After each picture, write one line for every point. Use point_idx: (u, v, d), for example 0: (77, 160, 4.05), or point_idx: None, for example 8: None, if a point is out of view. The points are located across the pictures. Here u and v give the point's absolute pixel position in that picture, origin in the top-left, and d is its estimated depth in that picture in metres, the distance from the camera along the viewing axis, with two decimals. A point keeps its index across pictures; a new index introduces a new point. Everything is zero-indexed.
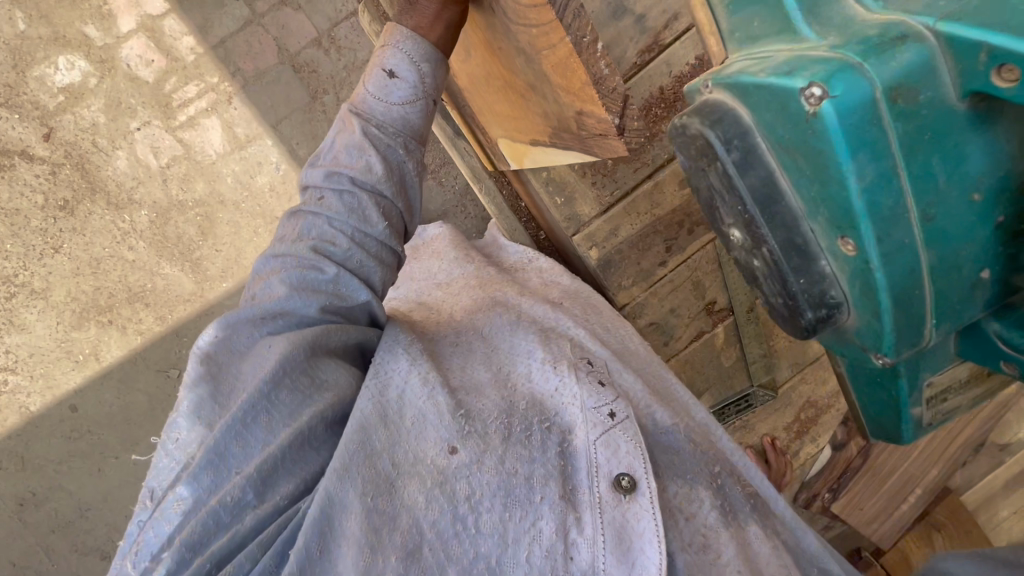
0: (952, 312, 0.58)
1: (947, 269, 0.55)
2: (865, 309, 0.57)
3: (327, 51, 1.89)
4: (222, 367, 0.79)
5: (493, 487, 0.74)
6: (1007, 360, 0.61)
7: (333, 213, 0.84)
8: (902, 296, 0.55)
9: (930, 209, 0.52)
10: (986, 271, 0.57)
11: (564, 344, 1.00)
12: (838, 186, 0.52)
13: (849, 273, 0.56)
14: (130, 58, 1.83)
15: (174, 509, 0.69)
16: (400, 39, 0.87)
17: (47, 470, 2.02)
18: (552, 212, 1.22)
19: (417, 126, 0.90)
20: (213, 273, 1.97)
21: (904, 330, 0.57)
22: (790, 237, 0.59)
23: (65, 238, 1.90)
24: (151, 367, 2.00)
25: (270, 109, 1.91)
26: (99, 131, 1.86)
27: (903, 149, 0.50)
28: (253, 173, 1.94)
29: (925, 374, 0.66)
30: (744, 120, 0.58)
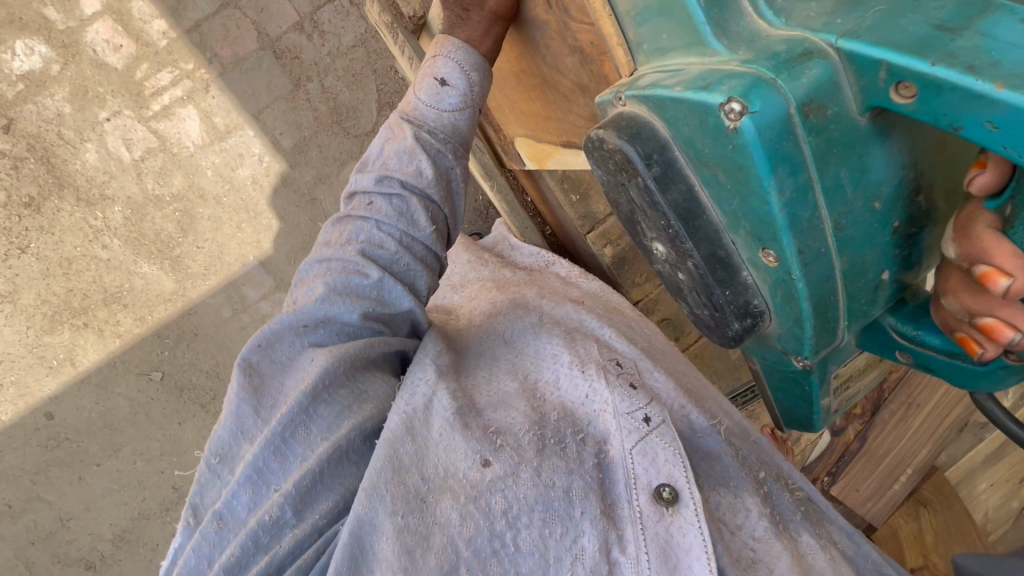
0: (861, 313, 0.67)
1: (856, 273, 0.63)
2: (787, 317, 0.66)
3: (310, 37, 1.80)
4: (264, 379, 0.77)
5: (530, 502, 0.73)
6: (901, 350, 0.73)
7: (382, 217, 0.83)
8: (818, 299, 0.63)
9: (841, 218, 0.59)
10: (886, 273, 0.65)
11: (591, 345, 1.00)
12: (760, 200, 0.58)
13: (770, 282, 0.64)
14: (96, 43, 1.71)
15: (214, 528, 0.69)
16: (451, 49, 0.88)
17: (24, 481, 1.92)
18: (568, 210, 1.23)
19: (465, 132, 0.91)
20: (195, 271, 1.89)
21: (821, 331, 0.66)
22: (714, 250, 0.66)
23: (32, 237, 1.79)
24: (132, 371, 1.91)
25: (251, 98, 1.81)
26: (65, 123, 1.74)
27: (816, 162, 0.56)
28: (234, 166, 1.85)
29: (832, 368, 0.79)
30: (661, 134, 0.64)
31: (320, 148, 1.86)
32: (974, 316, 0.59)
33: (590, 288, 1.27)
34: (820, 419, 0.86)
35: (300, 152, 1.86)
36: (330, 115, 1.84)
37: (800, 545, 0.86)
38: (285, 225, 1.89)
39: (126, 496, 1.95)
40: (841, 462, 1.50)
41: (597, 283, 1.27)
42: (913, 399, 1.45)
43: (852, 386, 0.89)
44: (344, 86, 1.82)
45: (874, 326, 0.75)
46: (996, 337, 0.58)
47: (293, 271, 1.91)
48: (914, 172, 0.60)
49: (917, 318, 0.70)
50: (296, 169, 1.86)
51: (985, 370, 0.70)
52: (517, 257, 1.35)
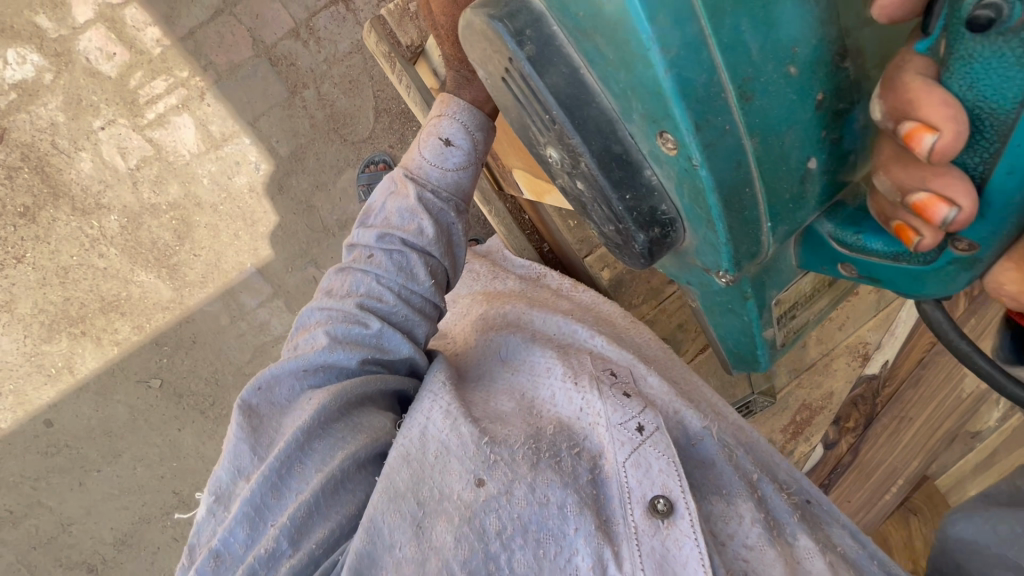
0: (786, 210, 0.67)
1: (770, 156, 0.61)
2: (699, 218, 0.64)
3: (306, 43, 1.78)
4: (263, 420, 0.79)
5: (524, 522, 0.74)
6: (844, 261, 0.76)
7: (382, 271, 0.85)
8: (731, 188, 0.61)
9: (746, 86, 0.57)
10: (811, 160, 0.64)
11: (584, 359, 1.01)
12: (646, 63, 0.55)
13: (674, 176, 0.62)
14: (89, 51, 1.69)
15: (211, 566, 0.70)
16: (456, 109, 0.88)
17: (24, 487, 1.93)
18: (565, 235, 1.28)
19: (468, 188, 0.91)
20: (193, 279, 1.88)
21: (737, 229, 0.64)
22: (610, 145, 0.63)
23: (28, 247, 1.79)
24: (131, 378, 1.92)
25: (246, 106, 1.80)
26: (59, 132, 1.73)
27: (709, 12, 0.54)
28: (231, 174, 1.84)
29: (772, 291, 0.83)
30: (535, 7, 0.61)
31: (317, 156, 1.85)
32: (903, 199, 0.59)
33: (583, 299, 1.27)
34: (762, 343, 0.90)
35: (297, 159, 1.85)
36: (327, 123, 1.83)
37: (796, 550, 0.86)
38: (282, 233, 1.89)
39: (126, 501, 1.96)
40: (835, 475, 1.56)
41: (591, 295, 1.27)
42: (903, 413, 1.48)
43: (799, 315, 0.93)
44: (341, 93, 1.81)
45: (816, 239, 0.77)
46: (931, 210, 0.56)
47: (291, 279, 1.91)
48: (833, 34, 0.58)
49: (858, 223, 0.72)
50: (293, 176, 1.85)
51: (932, 266, 0.69)
52: (509, 266, 1.34)
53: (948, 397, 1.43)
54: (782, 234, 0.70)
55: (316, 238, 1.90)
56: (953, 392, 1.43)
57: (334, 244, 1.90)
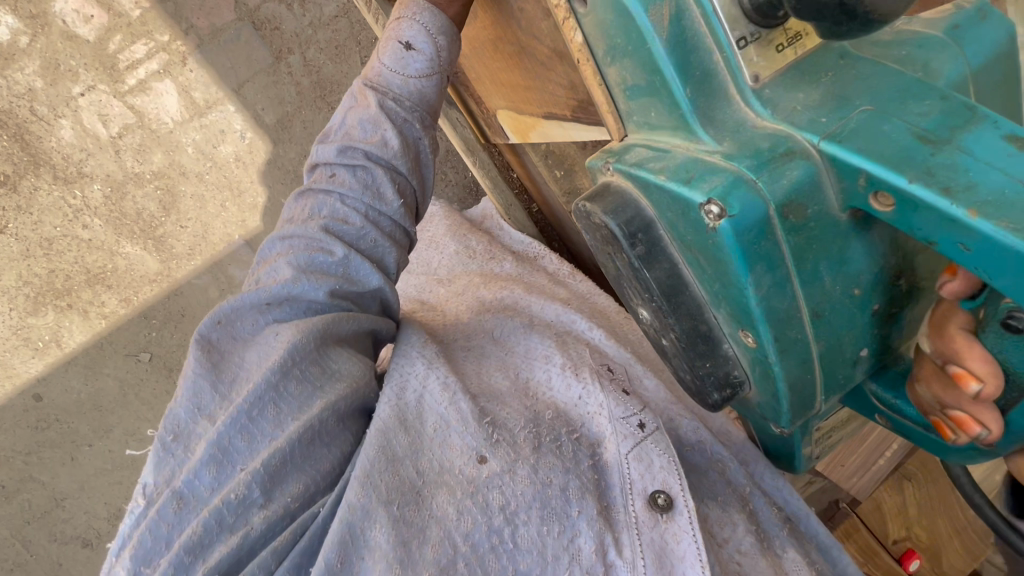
0: (839, 384, 0.72)
1: (832, 352, 0.68)
2: (765, 389, 0.71)
3: (290, 6, 1.72)
4: (224, 356, 0.77)
5: (528, 499, 0.72)
6: (881, 415, 0.80)
7: (346, 190, 0.81)
8: (795, 379, 0.68)
9: (820, 305, 0.64)
10: (865, 350, 0.70)
11: (583, 350, 1.01)
12: (738, 290, 0.62)
13: (752, 359, 0.69)
14: (66, 13, 1.63)
15: (172, 508, 0.67)
16: (417, 11, 0.84)
17: (16, 462, 1.92)
18: (552, 186, 1.22)
19: (433, 99, 0.88)
20: (180, 251, 1.86)
21: (798, 403, 0.70)
22: (697, 324, 0.71)
23: (10, 217, 1.75)
24: (119, 352, 1.90)
25: (230, 72, 1.75)
26: (37, 98, 1.68)
27: (794, 260, 0.61)
28: (216, 143, 1.80)
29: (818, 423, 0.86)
30: (647, 213, 0.69)
31: (303, 124, 1.82)
32: (945, 407, 0.67)
33: (578, 287, 1.29)
34: (801, 462, 0.91)
35: (283, 127, 1.81)
36: (313, 90, 1.79)
37: (782, 562, 0.86)
38: (269, 203, 1.87)
39: (119, 476, 1.95)
40: None
41: (586, 284, 1.28)
42: None
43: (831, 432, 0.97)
44: (327, 59, 1.77)
45: (859, 390, 0.81)
46: (966, 429, 0.65)
47: None
48: (895, 258, 0.65)
49: (897, 389, 0.75)
50: (280, 146, 1.83)
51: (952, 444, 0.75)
52: (505, 239, 1.38)
53: None
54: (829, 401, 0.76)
55: None
56: None
57: None
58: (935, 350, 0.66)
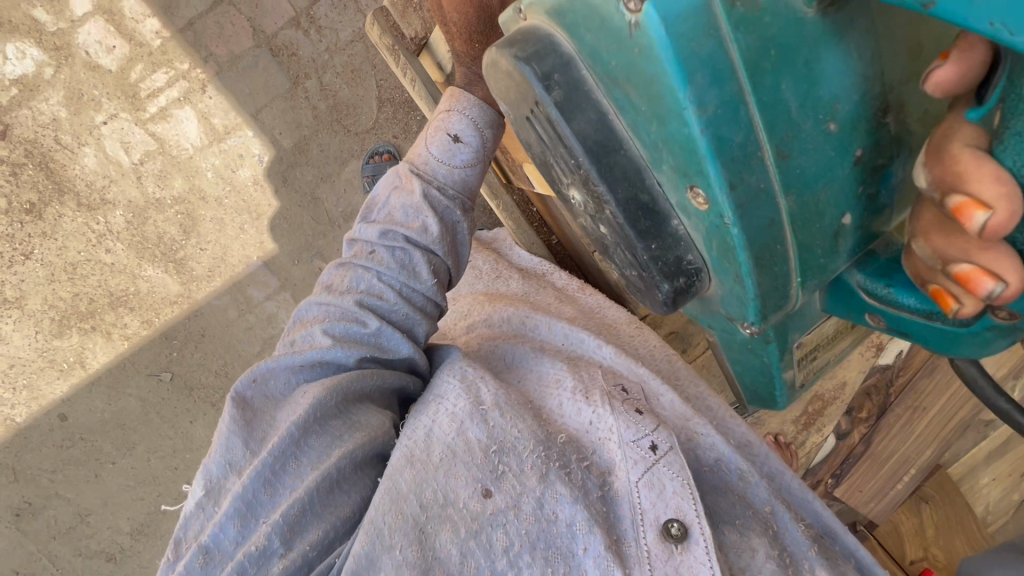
0: (818, 266, 0.62)
1: (804, 213, 0.57)
2: (726, 273, 0.60)
3: (307, 32, 1.75)
4: (256, 414, 0.77)
5: (532, 538, 0.70)
6: (872, 311, 0.72)
7: (384, 267, 0.84)
8: (760, 246, 0.57)
9: (785, 145, 0.54)
10: (847, 216, 0.60)
11: (595, 371, 0.94)
12: (678, 119, 0.52)
13: (704, 230, 0.58)
14: (89, 45, 1.67)
15: (198, 563, 0.66)
16: (466, 105, 0.90)
17: (42, 479, 1.96)
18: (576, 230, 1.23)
19: (475, 185, 0.92)
20: (200, 273, 1.88)
21: (767, 288, 0.60)
22: (637, 192, 0.61)
23: (35, 243, 1.79)
24: (142, 372, 1.93)
25: (248, 97, 1.77)
26: (61, 127, 1.72)
27: (744, 69, 0.51)
28: (235, 167, 1.82)
29: (796, 335, 0.78)
30: (568, 51, 0.60)
31: (320, 147, 1.83)
32: (947, 264, 0.51)
33: (588, 302, 1.23)
34: (780, 386, 0.82)
35: (300, 151, 1.82)
36: (330, 113, 1.80)
37: None
38: (284, 224, 1.87)
39: (141, 492, 1.98)
40: (846, 463, 1.53)
41: (596, 298, 1.23)
42: (918, 402, 1.46)
43: (821, 356, 0.87)
44: (344, 83, 1.78)
45: (844, 287, 0.73)
46: (974, 287, 0.48)
47: (298, 271, 1.90)
48: (879, 87, 0.55)
49: (889, 273, 0.68)
50: (297, 169, 1.83)
51: (969, 330, 0.65)
52: (513, 258, 1.32)
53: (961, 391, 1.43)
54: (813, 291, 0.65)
55: (322, 230, 1.88)
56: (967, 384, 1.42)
57: (340, 236, 1.89)
58: (931, 184, 0.50)
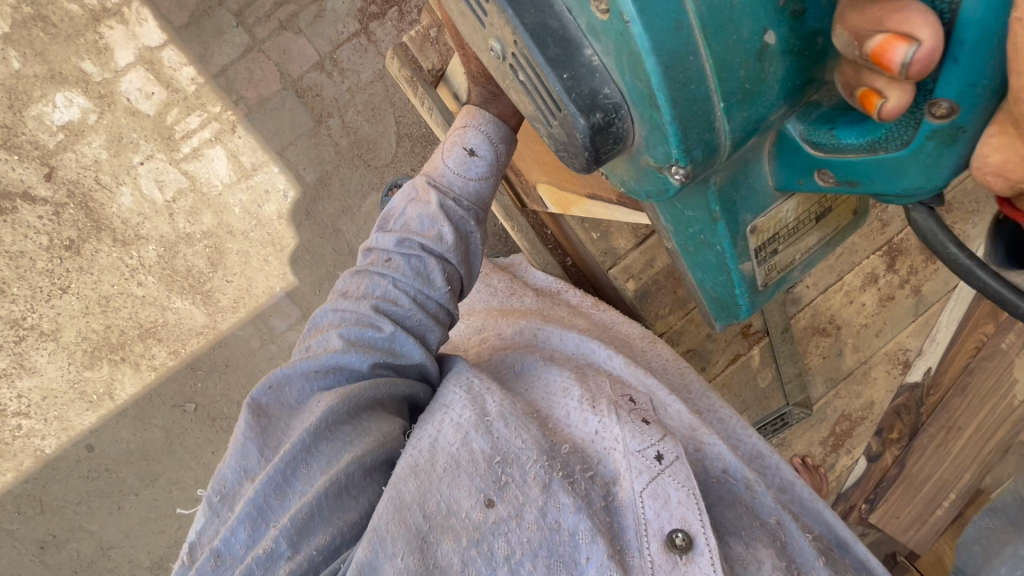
0: (741, 93, 0.59)
1: (718, 21, 0.54)
2: (642, 98, 0.58)
3: (330, 74, 1.84)
4: (272, 422, 0.78)
5: (534, 546, 0.70)
6: (818, 168, 0.68)
7: (399, 275, 0.86)
8: (669, 54, 0.54)
9: None
10: (768, 35, 0.57)
11: (602, 380, 0.95)
12: None
13: (612, 48, 0.56)
14: (130, 92, 1.79)
15: (211, 563, 0.67)
16: (481, 122, 0.92)
17: (67, 511, 1.99)
18: (588, 248, 1.24)
19: (488, 198, 0.95)
20: (225, 304, 1.94)
21: (681, 108, 0.58)
22: (545, 20, 0.59)
23: (72, 278, 1.87)
24: (167, 403, 1.97)
25: (275, 136, 1.87)
26: (102, 168, 1.82)
27: None
28: (261, 202, 1.90)
29: (748, 218, 0.76)
30: None
31: (342, 181, 1.90)
32: (864, 43, 0.52)
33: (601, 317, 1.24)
34: (739, 283, 0.83)
35: (322, 185, 1.90)
36: (351, 149, 1.89)
37: None
38: (305, 256, 1.93)
39: (162, 524, 2.00)
40: (880, 488, 1.48)
41: (609, 313, 1.23)
42: (952, 422, 1.40)
43: (783, 254, 0.84)
44: (364, 120, 1.87)
45: (785, 145, 0.70)
46: (889, 56, 0.50)
47: (319, 302, 1.96)
48: None
49: (833, 119, 0.64)
50: (319, 203, 1.91)
51: (910, 148, 0.60)
52: (529, 279, 1.33)
53: (1000, 407, 1.35)
54: (740, 124, 0.62)
55: (342, 261, 1.94)
56: (1005, 401, 1.35)
57: None
58: None
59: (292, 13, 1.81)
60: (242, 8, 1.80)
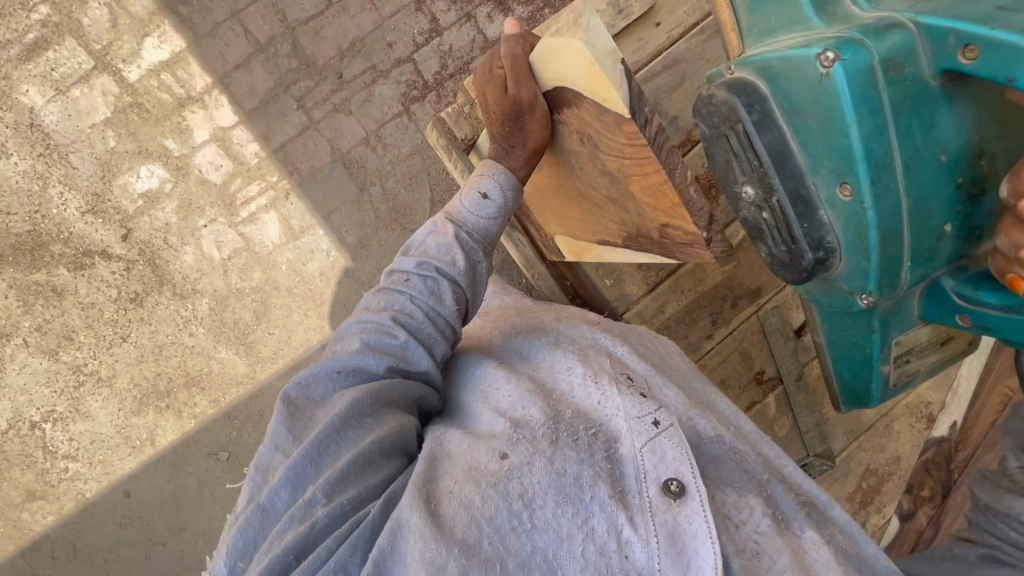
0: (924, 255, 0.87)
1: (921, 213, 0.83)
2: (856, 250, 0.87)
3: (375, 149, 2.07)
4: (301, 412, 0.87)
5: (544, 486, 0.76)
6: (961, 313, 0.93)
7: (416, 292, 0.95)
8: (886, 228, 0.83)
9: (911, 160, 0.80)
10: (949, 224, 0.85)
11: (604, 360, 1.00)
12: (843, 134, 0.79)
13: (844, 216, 0.86)
14: (202, 164, 2.03)
15: (257, 517, 0.74)
16: (494, 171, 1.04)
17: (97, 558, 2.04)
18: (604, 293, 1.41)
19: (497, 234, 1.05)
20: (265, 355, 2.07)
21: (883, 255, 0.86)
22: (799, 188, 0.89)
23: (132, 327, 2.04)
24: (203, 451, 2.06)
25: (322, 202, 2.08)
26: (171, 230, 2.04)
27: (891, 111, 0.78)
28: (306, 261, 2.08)
29: (895, 334, 1.02)
30: (761, 88, 0.88)
31: (379, 243, 2.08)
32: (1018, 248, 0.75)
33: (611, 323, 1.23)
34: (873, 379, 1.09)
35: (362, 247, 2.08)
36: (389, 214, 2.08)
37: None
38: (342, 311, 2.08)
39: None
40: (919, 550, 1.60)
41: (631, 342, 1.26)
42: None
43: (913, 363, 1.09)
44: (403, 188, 2.07)
45: (940, 293, 0.95)
46: None
47: None
48: (979, 140, 0.81)
49: (978, 283, 0.89)
50: (358, 261, 2.08)
51: None
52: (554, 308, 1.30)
53: None
54: (917, 277, 0.89)
55: None
56: None
57: None
58: (1010, 193, 0.72)
59: (345, 98, 2.04)
60: (303, 94, 2.04)
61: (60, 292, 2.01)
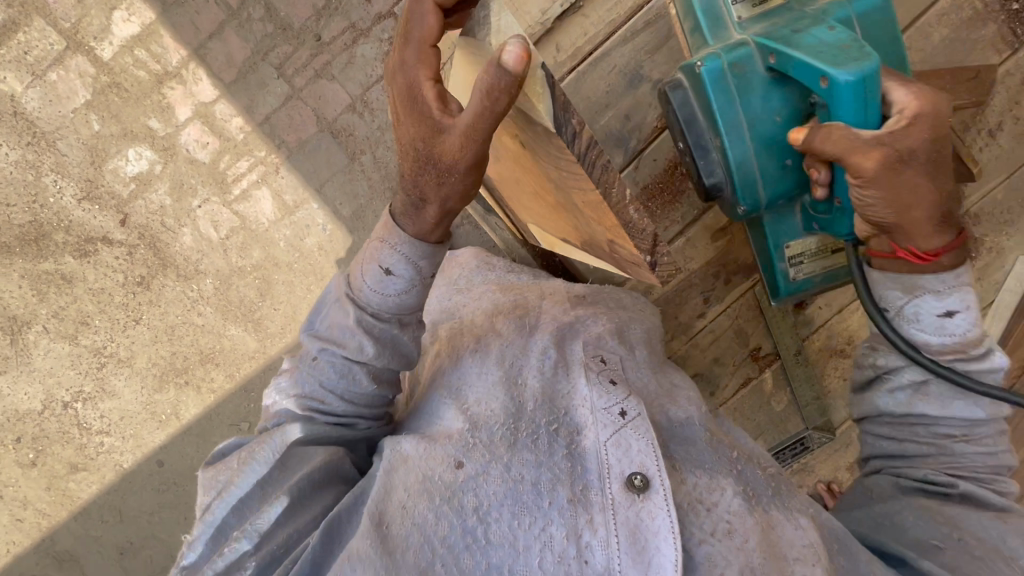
0: (773, 180, 1.28)
1: (767, 155, 1.25)
2: (728, 176, 1.30)
3: (362, 115, 1.97)
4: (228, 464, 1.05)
5: (499, 497, 0.90)
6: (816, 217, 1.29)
7: (326, 377, 1.04)
8: (742, 163, 1.26)
9: (754, 121, 1.23)
10: (790, 161, 1.26)
11: (578, 343, 1.15)
12: (713, 104, 1.22)
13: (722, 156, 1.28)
14: (189, 143, 1.99)
15: (192, 558, 0.98)
16: (399, 240, 0.95)
17: (141, 520, 2.20)
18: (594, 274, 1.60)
19: (413, 305, 1.01)
20: (273, 330, 2.11)
21: (744, 180, 1.28)
22: (700, 137, 1.31)
23: (143, 310, 2.09)
24: (225, 422, 2.16)
25: (313, 174, 2.03)
26: (166, 213, 2.04)
27: (740, 91, 1.21)
28: (303, 236, 2.06)
29: (785, 240, 1.41)
30: (681, 77, 1.30)
31: (375, 214, 2.04)
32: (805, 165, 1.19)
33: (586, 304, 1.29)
34: (779, 276, 1.45)
35: (358, 218, 2.04)
36: (382, 183, 2.01)
37: None
38: None
39: None
40: None
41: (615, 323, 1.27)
42: None
43: (808, 265, 1.44)
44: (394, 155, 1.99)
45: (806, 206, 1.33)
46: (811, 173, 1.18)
47: None
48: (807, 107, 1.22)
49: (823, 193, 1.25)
50: (355, 234, 2.05)
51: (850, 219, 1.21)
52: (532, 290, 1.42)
53: None
54: (773, 195, 1.31)
55: None
56: None
57: None
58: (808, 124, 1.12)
59: (325, 62, 1.93)
60: (282, 61, 1.94)
61: (70, 280, 2.06)
